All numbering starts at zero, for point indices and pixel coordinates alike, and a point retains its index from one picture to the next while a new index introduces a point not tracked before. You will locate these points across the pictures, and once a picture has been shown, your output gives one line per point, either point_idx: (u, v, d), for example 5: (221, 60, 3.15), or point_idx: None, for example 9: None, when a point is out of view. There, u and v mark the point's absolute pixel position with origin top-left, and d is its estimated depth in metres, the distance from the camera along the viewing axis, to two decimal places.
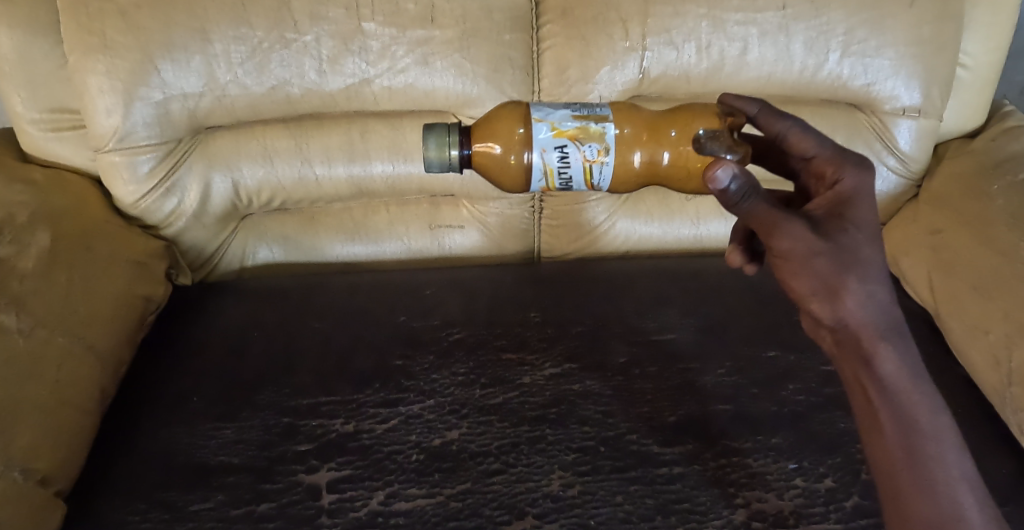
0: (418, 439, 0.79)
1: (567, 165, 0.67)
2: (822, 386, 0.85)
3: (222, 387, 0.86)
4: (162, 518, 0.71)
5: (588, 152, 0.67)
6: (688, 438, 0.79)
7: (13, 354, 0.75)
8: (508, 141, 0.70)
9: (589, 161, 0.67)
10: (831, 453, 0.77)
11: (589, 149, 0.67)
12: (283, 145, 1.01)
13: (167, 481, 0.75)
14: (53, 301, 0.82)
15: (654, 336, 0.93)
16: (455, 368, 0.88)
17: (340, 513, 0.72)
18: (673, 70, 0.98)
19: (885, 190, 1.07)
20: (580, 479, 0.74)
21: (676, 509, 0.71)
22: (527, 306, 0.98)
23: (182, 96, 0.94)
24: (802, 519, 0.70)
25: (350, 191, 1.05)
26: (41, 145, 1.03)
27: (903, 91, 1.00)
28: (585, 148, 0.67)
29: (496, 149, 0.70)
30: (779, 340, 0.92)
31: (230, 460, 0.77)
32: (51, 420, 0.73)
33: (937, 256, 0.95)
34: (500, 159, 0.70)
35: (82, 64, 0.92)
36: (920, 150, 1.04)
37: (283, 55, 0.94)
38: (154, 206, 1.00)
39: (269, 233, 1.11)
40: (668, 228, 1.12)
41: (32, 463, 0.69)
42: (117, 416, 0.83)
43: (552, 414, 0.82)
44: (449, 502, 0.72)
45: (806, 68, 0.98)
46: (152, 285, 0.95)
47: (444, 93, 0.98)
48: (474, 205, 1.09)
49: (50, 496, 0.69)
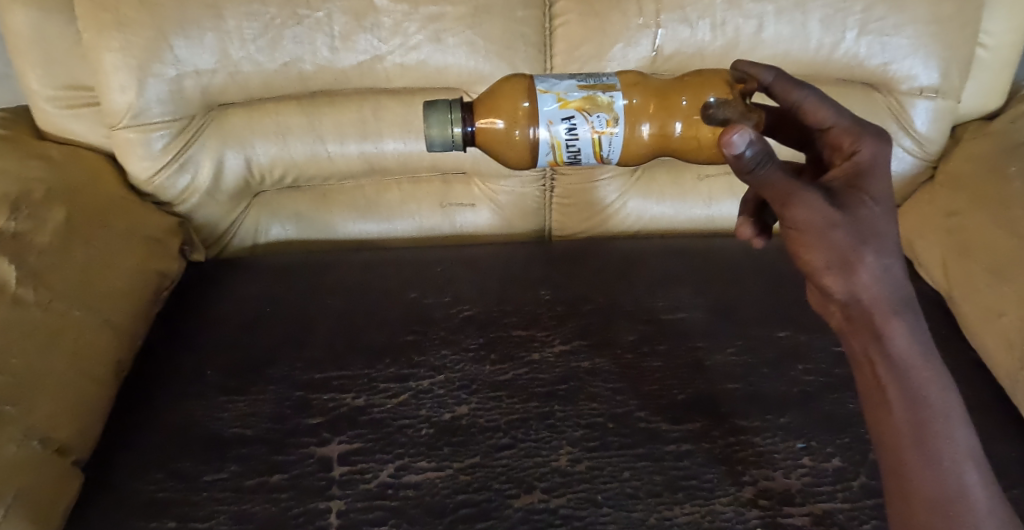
0: (429, 413, 0.80)
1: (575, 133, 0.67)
2: (832, 366, 0.85)
3: (236, 360, 0.88)
4: (178, 487, 0.73)
5: (595, 122, 0.67)
6: (698, 415, 0.79)
7: (31, 326, 0.76)
8: (511, 114, 0.69)
9: (596, 130, 0.67)
10: (841, 433, 0.77)
11: (596, 119, 0.67)
12: (296, 122, 1.01)
13: (182, 452, 0.77)
14: (70, 275, 0.83)
15: (664, 315, 0.93)
16: (466, 344, 0.89)
17: (351, 484, 0.73)
18: (687, 48, 0.97)
19: (901, 170, 1.06)
20: (589, 455, 0.75)
21: (684, 485, 0.72)
22: (538, 284, 0.98)
23: (196, 73, 0.94)
24: (809, 497, 0.71)
25: (362, 169, 1.05)
26: (57, 122, 1.04)
27: (921, 71, 0.99)
28: (592, 119, 0.67)
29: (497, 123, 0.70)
30: (789, 320, 0.92)
31: (244, 432, 0.79)
32: (69, 391, 0.75)
33: (953, 239, 0.94)
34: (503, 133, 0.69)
35: (96, 40, 0.93)
36: (937, 131, 1.03)
37: (296, 31, 0.94)
38: (168, 183, 1.01)
39: (283, 210, 1.12)
40: (680, 207, 1.11)
41: (52, 432, 0.71)
42: (135, 388, 0.85)
43: (560, 390, 0.82)
44: (458, 476, 0.73)
45: (822, 47, 0.97)
46: (166, 261, 0.96)
47: (456, 70, 0.97)
48: (485, 183, 1.09)
49: (68, 464, 0.71)
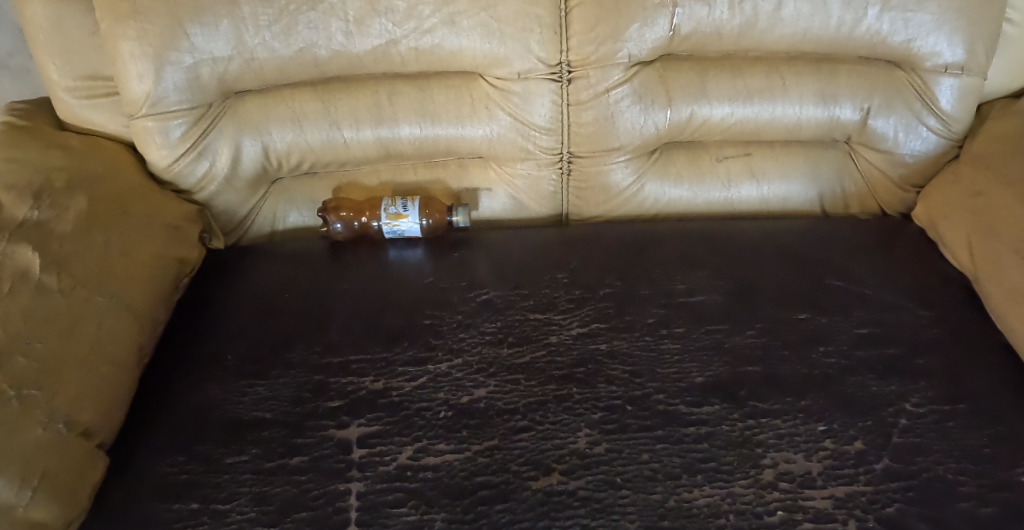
0: (447, 396, 0.80)
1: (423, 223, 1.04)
2: (853, 349, 0.84)
3: (255, 345, 0.88)
4: (198, 469, 0.74)
5: (396, 210, 1.03)
6: (717, 398, 0.79)
7: (54, 313, 0.78)
8: (424, 199, 1.05)
9: (402, 215, 1.02)
10: (862, 416, 0.76)
11: (395, 207, 1.03)
12: (312, 108, 1.02)
13: (203, 435, 0.78)
14: (92, 262, 0.84)
15: (681, 298, 0.92)
16: (483, 327, 0.89)
17: (370, 467, 0.73)
18: (705, 27, 0.95)
19: (924, 150, 1.04)
20: (607, 437, 0.75)
21: (702, 468, 0.71)
22: (555, 267, 0.98)
23: (211, 60, 0.94)
24: (831, 479, 0.70)
25: (378, 154, 1.06)
26: (76, 112, 1.05)
27: (946, 47, 0.96)
28: (389, 210, 1.03)
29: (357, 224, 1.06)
30: (810, 303, 0.91)
31: (263, 415, 0.79)
32: (93, 375, 0.75)
33: (978, 218, 0.91)
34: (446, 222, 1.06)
35: (113, 29, 0.93)
36: (963, 109, 1.00)
37: (311, 17, 0.93)
38: (187, 171, 1.02)
39: (300, 196, 1.12)
40: (698, 190, 1.10)
41: (76, 415, 0.72)
42: (156, 373, 0.86)
43: (578, 373, 0.82)
44: (477, 458, 0.73)
45: (843, 24, 0.95)
46: (185, 248, 0.97)
47: (472, 54, 0.97)
48: (502, 167, 1.09)
49: (92, 447, 0.72)
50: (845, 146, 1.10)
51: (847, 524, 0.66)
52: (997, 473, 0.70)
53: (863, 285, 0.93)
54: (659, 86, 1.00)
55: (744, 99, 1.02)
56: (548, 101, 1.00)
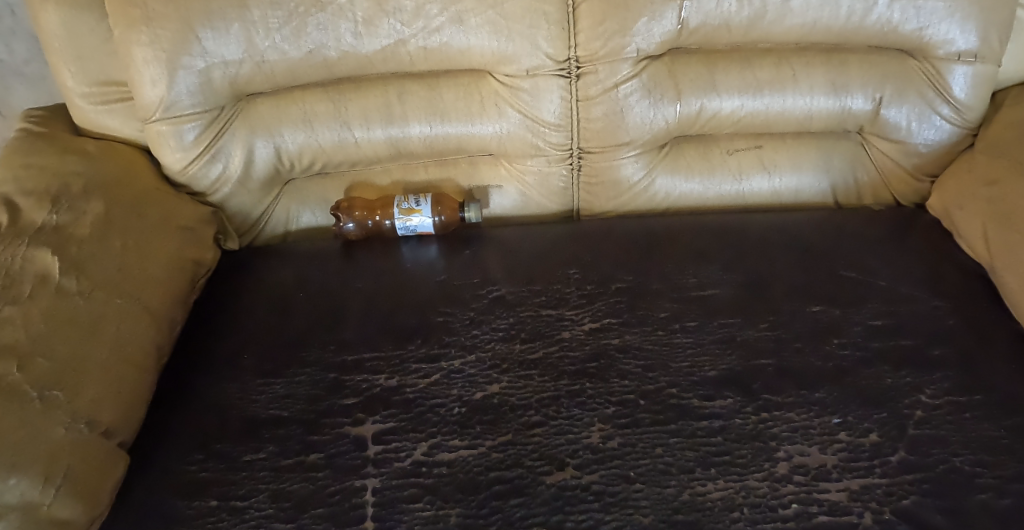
0: (460, 393, 0.81)
1: (434, 219, 1.04)
2: (867, 340, 0.84)
3: (270, 345, 0.89)
4: (217, 467, 0.75)
5: (408, 206, 1.04)
6: (730, 392, 0.78)
7: (74, 315, 0.79)
8: (436, 196, 1.06)
9: (414, 209, 1.03)
10: (878, 408, 0.76)
11: (408, 203, 1.04)
12: (323, 109, 1.03)
13: (221, 433, 0.79)
14: (110, 265, 0.86)
15: (694, 292, 0.92)
16: (496, 323, 0.89)
17: (385, 463, 0.74)
18: (713, 20, 0.95)
19: (938, 139, 1.03)
20: (621, 432, 0.75)
21: (717, 462, 0.71)
22: (567, 263, 0.98)
23: (223, 64, 0.95)
24: (846, 472, 0.70)
25: (389, 153, 1.06)
26: (92, 118, 1.06)
27: (958, 35, 0.95)
28: (402, 206, 1.04)
29: (369, 222, 1.07)
30: (824, 295, 0.90)
31: (280, 414, 0.80)
32: (113, 375, 0.77)
33: (993, 207, 0.90)
34: (457, 218, 1.06)
35: (126, 35, 0.94)
36: (978, 97, 0.99)
37: (320, 18, 0.94)
38: (200, 174, 1.03)
39: (312, 196, 1.13)
40: (709, 184, 1.10)
41: (97, 415, 0.73)
42: (174, 372, 0.87)
43: (591, 368, 0.82)
44: (491, 453, 0.74)
45: (853, 13, 0.94)
46: (201, 250, 0.98)
47: (480, 52, 0.97)
48: (512, 164, 1.09)
49: (114, 447, 0.73)
50: (857, 136, 1.09)
51: (863, 516, 0.66)
52: (1016, 464, 0.69)
53: (877, 276, 0.93)
54: (668, 80, 1.00)
55: (754, 91, 1.01)
56: (556, 97, 1.00)
